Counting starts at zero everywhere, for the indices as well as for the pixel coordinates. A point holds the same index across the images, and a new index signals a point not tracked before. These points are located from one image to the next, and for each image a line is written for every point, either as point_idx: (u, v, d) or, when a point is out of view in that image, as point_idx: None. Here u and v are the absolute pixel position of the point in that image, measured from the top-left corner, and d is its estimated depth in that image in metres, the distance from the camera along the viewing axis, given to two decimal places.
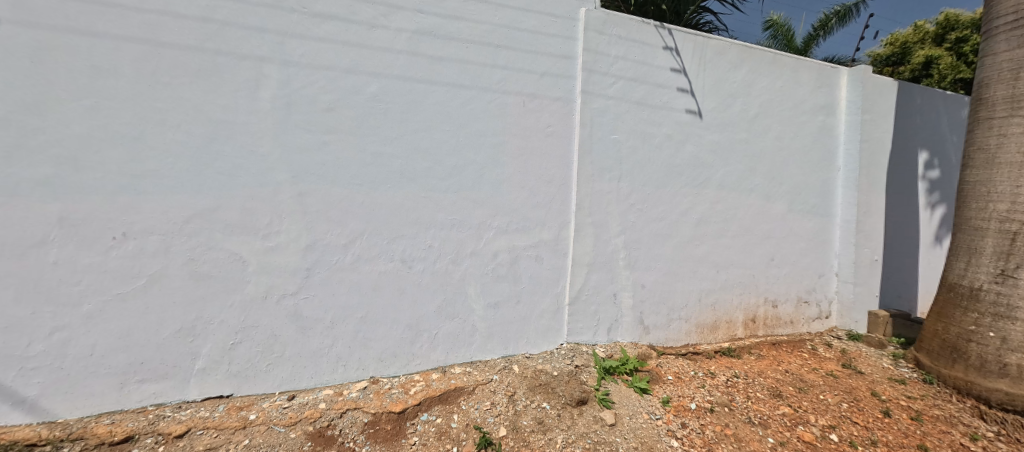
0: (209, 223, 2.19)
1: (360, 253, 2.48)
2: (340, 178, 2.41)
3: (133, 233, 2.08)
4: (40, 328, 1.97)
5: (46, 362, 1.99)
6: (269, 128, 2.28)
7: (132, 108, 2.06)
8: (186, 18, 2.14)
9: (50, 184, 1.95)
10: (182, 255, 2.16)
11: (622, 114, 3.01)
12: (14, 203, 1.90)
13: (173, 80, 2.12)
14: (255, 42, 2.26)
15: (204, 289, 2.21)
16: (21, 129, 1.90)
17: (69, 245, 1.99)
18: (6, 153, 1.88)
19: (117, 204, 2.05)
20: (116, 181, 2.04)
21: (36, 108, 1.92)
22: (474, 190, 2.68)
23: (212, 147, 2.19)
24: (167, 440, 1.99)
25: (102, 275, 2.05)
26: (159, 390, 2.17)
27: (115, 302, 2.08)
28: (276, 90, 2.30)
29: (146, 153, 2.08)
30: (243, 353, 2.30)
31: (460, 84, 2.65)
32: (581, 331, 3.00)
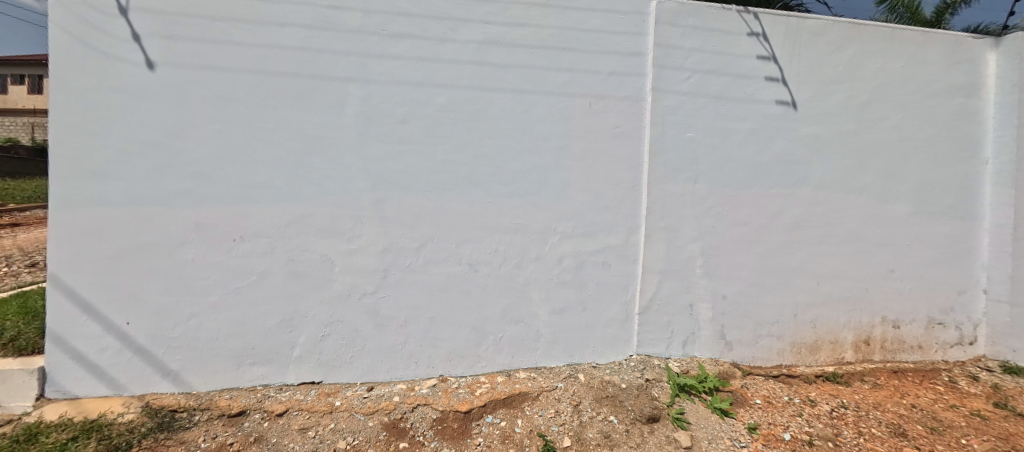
0: (304, 228, 2.48)
1: (430, 256, 2.61)
2: (412, 186, 2.57)
3: (247, 236, 2.43)
4: (181, 313, 2.39)
5: (184, 342, 2.40)
6: (353, 141, 2.52)
7: (247, 130, 2.41)
8: (288, 49, 2.45)
9: (189, 195, 2.37)
10: (284, 255, 2.47)
11: (699, 110, 2.78)
12: (166, 211, 2.35)
13: (277, 104, 2.44)
14: (341, 65, 2.51)
15: (300, 286, 2.50)
16: (171, 150, 2.34)
17: (202, 245, 2.39)
18: (160, 171, 2.33)
19: (235, 211, 2.41)
20: (234, 192, 2.41)
21: (181, 133, 2.35)
22: (538, 195, 2.68)
23: (307, 160, 2.48)
24: (271, 417, 2.28)
25: (225, 271, 2.42)
26: (265, 372, 2.49)
27: (233, 295, 2.44)
28: (358, 107, 2.53)
29: (257, 167, 2.43)
30: (330, 345, 2.55)
31: (525, 89, 2.67)
32: (653, 343, 2.82)
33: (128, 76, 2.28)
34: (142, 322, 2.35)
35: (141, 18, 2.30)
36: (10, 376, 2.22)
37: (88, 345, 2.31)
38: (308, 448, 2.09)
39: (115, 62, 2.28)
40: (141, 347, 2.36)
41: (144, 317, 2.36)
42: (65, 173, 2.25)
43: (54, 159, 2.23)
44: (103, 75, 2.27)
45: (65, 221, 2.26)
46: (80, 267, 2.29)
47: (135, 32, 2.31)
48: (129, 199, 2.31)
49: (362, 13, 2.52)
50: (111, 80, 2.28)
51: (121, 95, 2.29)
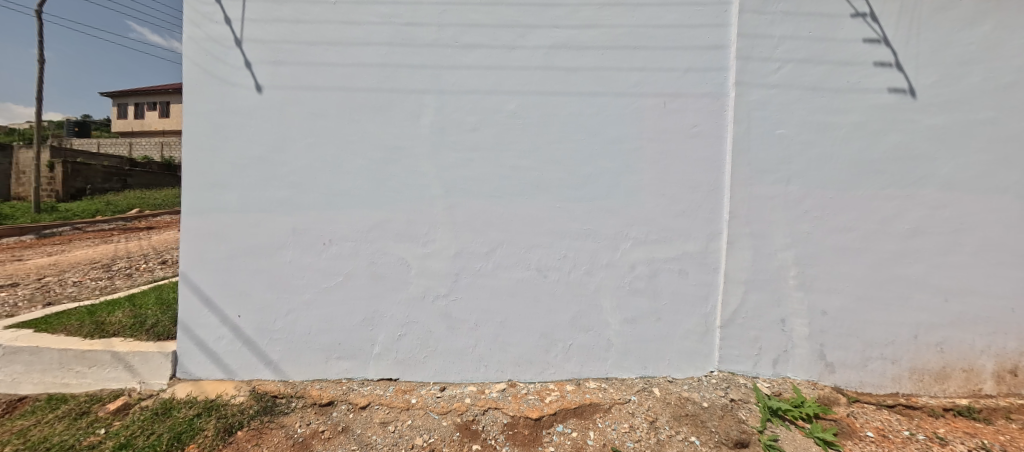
0: (384, 233, 2.64)
1: (499, 261, 2.64)
2: (483, 192, 2.63)
3: (335, 239, 2.65)
4: (281, 309, 2.66)
5: (283, 335, 2.66)
6: (428, 150, 2.64)
7: (336, 143, 2.63)
8: (371, 66, 2.64)
9: (288, 203, 2.63)
10: (366, 258, 2.65)
11: (791, 104, 2.52)
12: (270, 217, 2.64)
13: (362, 118, 2.64)
14: (417, 78, 2.64)
15: (380, 287, 2.66)
16: (274, 163, 2.62)
17: (298, 248, 2.64)
18: (266, 181, 2.63)
19: (325, 217, 2.64)
20: (324, 199, 2.63)
21: (282, 147, 2.62)
22: (609, 200, 2.59)
23: (387, 170, 2.64)
24: (355, 409, 2.44)
25: (317, 272, 2.65)
26: (349, 366, 2.68)
27: (323, 294, 2.66)
28: (433, 117, 2.64)
29: (344, 177, 2.63)
30: (406, 344, 2.68)
31: (595, 91, 2.61)
32: (737, 359, 2.59)
33: (242, 99, 2.61)
34: (250, 315, 2.66)
35: (251, 48, 2.61)
36: (151, 357, 2.63)
37: (208, 334, 2.66)
38: (388, 441, 2.21)
39: (231, 87, 2.61)
40: (249, 337, 2.66)
41: (251, 311, 2.66)
42: (194, 185, 2.62)
43: (186, 173, 2.61)
44: (222, 99, 2.61)
45: (194, 226, 2.64)
46: (203, 266, 2.65)
47: (246, 60, 2.62)
48: (241, 207, 2.63)
49: (437, 27, 2.63)
50: (228, 104, 2.61)
51: (236, 116, 2.62)
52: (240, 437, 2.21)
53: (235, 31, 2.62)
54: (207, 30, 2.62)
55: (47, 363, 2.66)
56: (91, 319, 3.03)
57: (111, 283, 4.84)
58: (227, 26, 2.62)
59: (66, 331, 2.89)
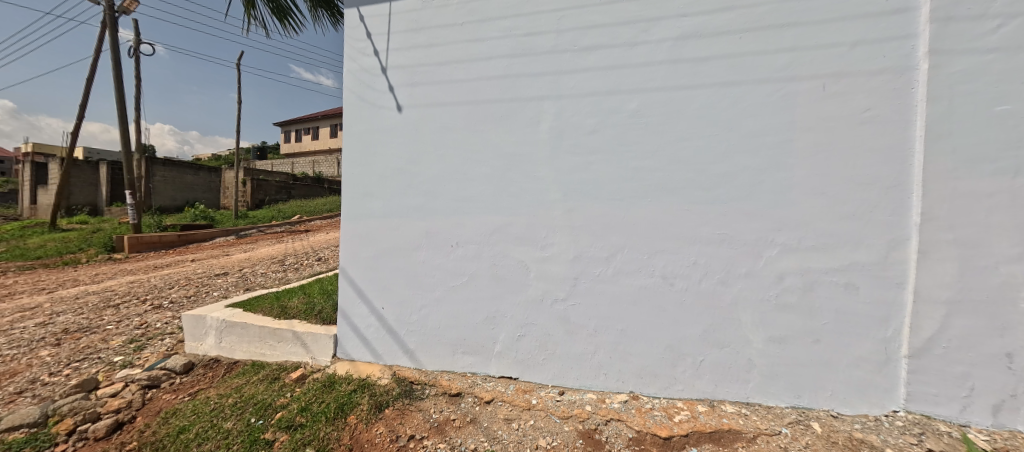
0: (504, 236, 2.76)
1: (620, 266, 2.54)
2: (602, 196, 2.57)
3: (461, 242, 2.85)
4: (416, 304, 2.97)
5: (418, 327, 2.96)
6: (546, 155, 2.68)
7: (462, 153, 2.85)
8: (493, 78, 2.80)
9: (422, 209, 2.93)
10: (489, 260, 2.80)
11: (1021, 71, 1.91)
12: (408, 222, 2.96)
13: (485, 128, 2.81)
14: (537, 85, 2.71)
15: (501, 288, 2.78)
16: (411, 174, 2.95)
17: (430, 249, 2.92)
18: (405, 189, 2.97)
19: (453, 221, 2.87)
20: (452, 205, 2.86)
21: (418, 159, 2.94)
22: (748, 201, 2.30)
23: (507, 176, 2.76)
24: (481, 403, 2.59)
25: (446, 272, 2.89)
26: (473, 361, 2.85)
27: (451, 292, 2.89)
28: (551, 122, 2.68)
29: (469, 184, 2.83)
30: (525, 345, 2.75)
31: (731, 81, 2.35)
32: (934, 400, 2.06)
33: (387, 119, 3.00)
34: (392, 308, 3.02)
35: (393, 73, 2.98)
36: (320, 337, 3.17)
37: (360, 321, 3.10)
38: (514, 438, 2.29)
39: (378, 110, 3.02)
40: (391, 327, 3.03)
41: (393, 304, 3.02)
42: (351, 195, 3.10)
43: (347, 185, 3.11)
44: (372, 119, 3.03)
45: (351, 230, 3.11)
46: (357, 263, 3.10)
47: (390, 84, 3.00)
48: (385, 212, 3.02)
49: (556, 33, 2.67)
50: (376, 124, 3.03)
51: (382, 133, 3.02)
52: (387, 414, 2.53)
53: (381, 60, 3.02)
54: (361, 62, 3.07)
55: (251, 336, 3.37)
56: (277, 304, 3.78)
57: (286, 275, 6.03)
58: (375, 57, 3.03)
59: (262, 312, 3.65)
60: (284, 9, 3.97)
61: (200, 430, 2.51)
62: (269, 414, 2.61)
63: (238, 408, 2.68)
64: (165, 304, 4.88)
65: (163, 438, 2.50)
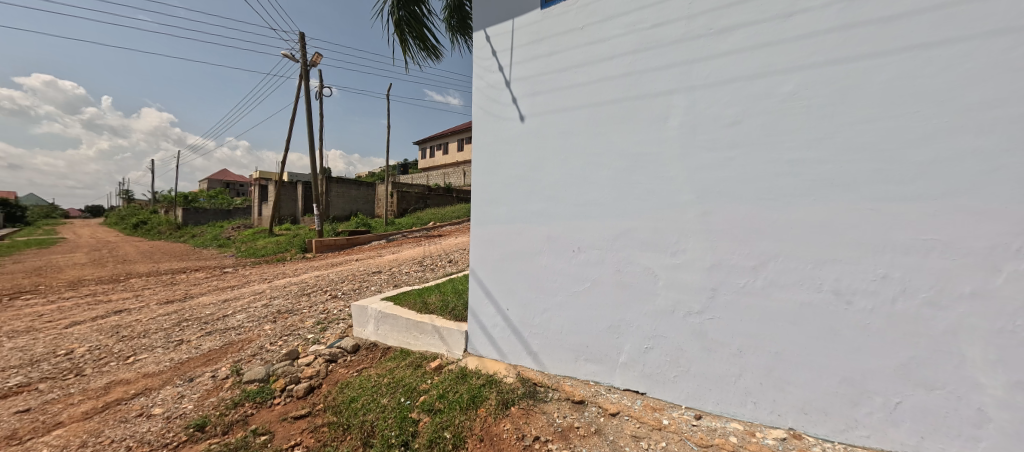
0: (629, 241, 2.62)
1: (773, 277, 2.17)
2: (748, 196, 2.24)
3: (583, 247, 2.81)
4: (539, 307, 3.02)
5: (541, 330, 3.02)
6: (677, 153, 2.46)
7: (584, 157, 2.82)
8: (615, 78, 2.71)
9: (545, 214, 2.99)
10: (613, 267, 2.69)
11: None
12: (531, 226, 3.06)
13: (607, 130, 2.73)
14: (665, 79, 2.52)
15: (626, 296, 2.64)
16: (534, 180, 3.04)
17: (553, 254, 2.95)
18: (528, 196, 3.07)
19: (575, 226, 2.85)
20: (574, 209, 2.85)
21: (540, 166, 3.01)
22: (971, 196, 1.74)
23: (632, 177, 2.62)
24: (605, 414, 2.51)
25: (568, 276, 2.89)
26: (597, 370, 2.77)
27: (573, 297, 2.86)
28: (682, 117, 2.46)
29: (591, 188, 2.79)
30: (654, 359, 2.55)
31: (938, 41, 1.83)
32: None
33: (511, 129, 3.16)
34: (516, 309, 3.15)
35: (516, 85, 3.13)
36: (454, 332, 3.50)
37: (487, 320, 3.30)
38: None
39: (504, 121, 3.20)
40: (516, 327, 3.14)
41: (517, 306, 3.14)
42: (480, 202, 3.35)
43: (477, 193, 3.37)
44: (498, 130, 3.23)
45: (480, 234, 3.35)
46: (485, 266, 3.32)
47: (513, 95, 3.15)
48: (510, 217, 3.17)
49: (687, 19, 2.45)
50: (501, 135, 3.22)
51: (507, 143, 3.19)
52: (514, 412, 2.63)
53: (505, 75, 3.19)
54: (487, 79, 3.30)
55: (400, 326, 3.91)
56: (419, 300, 4.31)
57: (425, 275, 6.85)
58: (500, 72, 3.23)
59: (408, 307, 4.20)
60: (428, 43, 4.53)
61: (365, 402, 3.00)
62: (415, 396, 2.98)
63: (392, 387, 3.13)
64: (339, 295, 6.05)
65: (340, 404, 3.07)
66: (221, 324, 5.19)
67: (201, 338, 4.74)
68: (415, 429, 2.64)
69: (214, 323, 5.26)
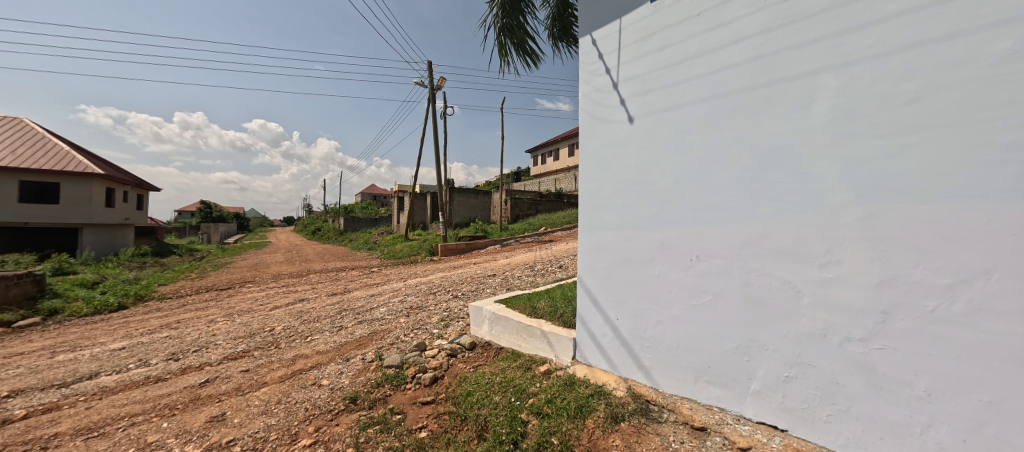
0: (762, 250, 2.27)
1: (981, 301, 1.68)
2: (936, 194, 1.77)
3: (703, 255, 2.53)
4: (651, 319, 2.81)
5: (653, 344, 2.80)
6: (826, 145, 2.06)
7: (703, 155, 2.55)
8: (741, 64, 2.39)
9: (657, 219, 2.78)
10: (740, 278, 2.36)
11: None
12: (642, 232, 2.87)
13: (732, 124, 2.42)
14: (808, 57, 2.14)
15: (758, 314, 2.29)
16: (645, 184, 2.87)
17: (667, 262, 2.72)
18: (638, 200, 2.90)
19: (693, 232, 2.58)
20: (693, 214, 2.59)
21: (651, 168, 2.83)
22: None
23: (765, 176, 2.28)
24: (733, 447, 2.21)
25: (685, 287, 2.62)
26: (721, 395, 2.46)
27: (692, 311, 2.58)
28: (833, 101, 2.05)
29: (712, 190, 2.49)
30: (798, 390, 2.16)
31: None
32: None
33: (619, 131, 3.04)
34: (627, 320, 2.97)
35: (624, 86, 3.00)
36: (562, 338, 3.50)
37: (595, 329, 3.18)
38: None
39: (611, 124, 3.09)
40: (627, 340, 2.97)
41: (627, 317, 2.96)
42: (587, 208, 3.28)
43: (583, 199, 3.31)
44: (605, 134, 3.14)
45: (587, 241, 3.27)
46: (592, 273, 3.22)
47: (621, 97, 3.03)
48: (618, 224, 3.03)
49: None
50: (608, 139, 3.12)
51: (614, 147, 3.07)
52: (624, 428, 2.50)
53: (612, 77, 3.09)
54: (593, 83, 3.24)
55: (512, 328, 4.08)
56: (529, 304, 4.43)
57: (535, 280, 7.03)
58: (607, 74, 3.13)
59: (519, 310, 4.36)
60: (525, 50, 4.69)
61: (480, 397, 3.22)
62: (524, 397, 3.07)
63: (503, 386, 3.29)
64: (460, 295, 6.64)
65: (458, 395, 3.36)
66: (368, 315, 6.19)
67: (355, 326, 5.73)
68: (524, 429, 2.73)
69: (363, 314, 6.30)
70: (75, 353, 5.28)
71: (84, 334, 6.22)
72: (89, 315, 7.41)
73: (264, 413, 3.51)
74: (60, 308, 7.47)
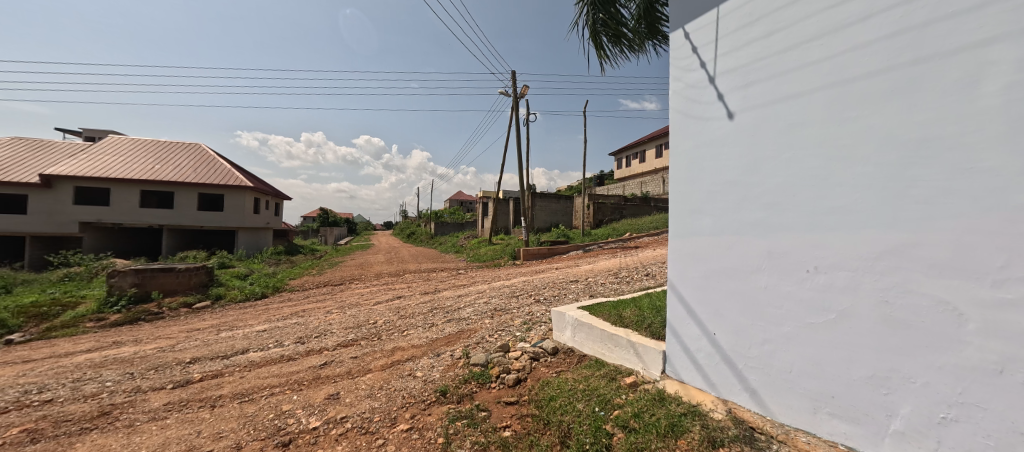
0: (905, 262, 1.90)
1: None
2: None
3: (823, 267, 2.20)
4: (757, 337, 2.51)
5: (760, 365, 2.50)
6: (1000, 133, 1.66)
7: (823, 151, 2.22)
8: (874, 43, 2.04)
9: (763, 225, 2.49)
10: (875, 295, 1.99)
11: None
12: (745, 239, 2.60)
13: (862, 113, 2.08)
14: (971, 26, 1.75)
15: (900, 339, 1.92)
16: (748, 186, 2.59)
17: (775, 273, 2.42)
18: (740, 204, 2.63)
19: (809, 240, 2.26)
20: (809, 219, 2.27)
21: (756, 168, 2.55)
22: None
23: (909, 174, 1.91)
24: None
25: (800, 303, 2.30)
26: (850, 432, 2.11)
27: (808, 331, 2.26)
28: (1010, 78, 1.65)
29: (835, 191, 2.16)
30: (961, 437, 1.76)
31: None
32: None
33: (716, 130, 2.80)
34: (726, 335, 2.70)
35: (722, 80, 2.76)
36: (650, 350, 3.31)
37: (689, 343, 2.94)
38: None
39: (706, 122, 2.86)
40: (727, 357, 2.70)
41: (727, 332, 2.69)
42: (679, 213, 3.06)
43: (674, 204, 3.10)
44: (700, 134, 2.92)
45: (678, 247, 3.05)
46: (684, 283, 2.99)
47: (719, 91, 2.79)
48: (716, 229, 2.78)
49: None
50: (704, 138, 2.89)
51: (711, 147, 2.83)
52: None
53: (708, 71, 2.86)
54: (685, 79, 3.03)
55: (596, 336, 3.98)
56: (614, 312, 4.28)
57: (620, 287, 6.77)
58: (702, 68, 2.91)
59: (604, 318, 4.24)
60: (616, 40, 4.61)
61: (563, 403, 3.20)
62: (609, 408, 2.97)
63: (587, 395, 3.23)
64: (542, 299, 6.70)
65: (541, 399, 3.39)
66: (456, 314, 6.57)
67: (445, 323, 6.13)
68: (609, 442, 2.65)
69: (452, 313, 6.70)
70: (233, 332, 6.54)
71: (238, 317, 7.66)
72: (242, 301, 9.12)
73: (370, 396, 3.94)
74: (223, 295, 9.31)
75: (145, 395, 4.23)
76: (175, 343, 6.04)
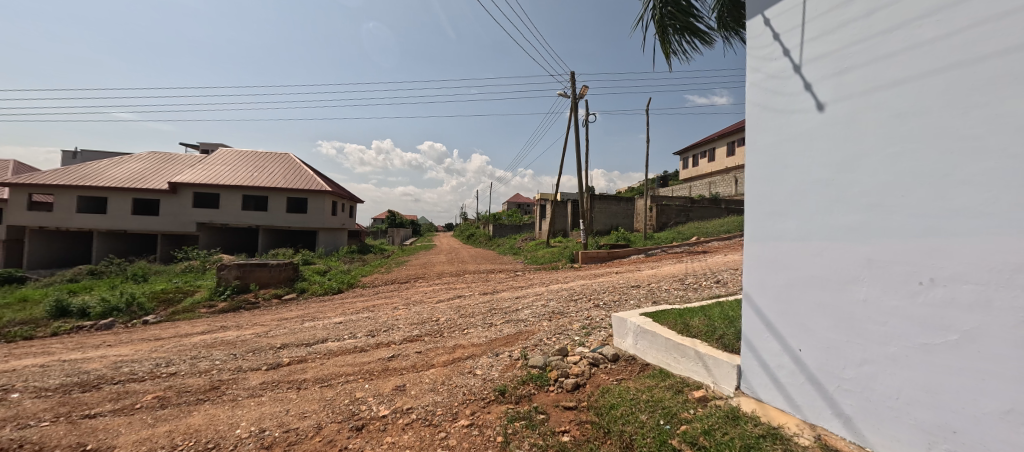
0: None
1: None
2: None
3: (942, 279, 1.88)
4: (853, 356, 2.21)
5: (857, 388, 2.20)
6: None
7: (941, 144, 1.91)
8: (1012, 13, 1.72)
9: (861, 229, 2.20)
10: (1015, 315, 1.67)
11: None
12: (838, 245, 2.31)
13: (994, 98, 1.75)
14: None
15: None
16: (842, 185, 2.31)
17: (877, 285, 2.12)
18: (832, 206, 2.35)
19: (922, 247, 1.95)
20: (922, 222, 1.96)
21: (853, 165, 2.26)
22: None
23: None
24: None
25: (910, 320, 1.99)
26: None
27: (921, 353, 1.94)
28: None
29: (959, 190, 1.84)
30: None
31: None
32: None
33: (803, 123, 2.53)
34: (814, 352, 2.42)
35: (810, 69, 2.49)
36: (722, 364, 3.06)
37: (769, 359, 2.68)
38: None
39: (791, 116, 2.60)
40: (815, 377, 2.41)
41: (816, 348, 2.41)
42: (757, 216, 2.80)
43: (752, 205, 2.85)
44: (783, 129, 2.66)
45: (756, 253, 2.80)
46: (763, 292, 2.73)
47: (806, 81, 2.52)
48: (802, 234, 2.50)
49: None
50: (788, 133, 2.62)
51: (796, 142, 2.57)
52: None
53: (793, 59, 2.60)
54: (766, 69, 2.78)
55: (661, 345, 3.79)
56: (681, 321, 4.04)
57: (687, 295, 6.36)
58: (785, 57, 2.65)
59: (669, 326, 4.02)
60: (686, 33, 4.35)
61: (624, 413, 3.09)
62: (675, 422, 2.81)
63: (650, 406, 3.08)
64: (601, 304, 6.53)
65: (602, 407, 3.31)
66: (514, 315, 6.65)
67: (503, 324, 6.24)
68: None
69: (511, 314, 6.78)
70: (315, 323, 7.23)
71: (319, 309, 8.46)
72: (322, 295, 10.06)
73: (433, 390, 4.13)
74: (307, 288, 10.33)
75: (246, 374, 4.84)
76: (268, 330, 6.83)
